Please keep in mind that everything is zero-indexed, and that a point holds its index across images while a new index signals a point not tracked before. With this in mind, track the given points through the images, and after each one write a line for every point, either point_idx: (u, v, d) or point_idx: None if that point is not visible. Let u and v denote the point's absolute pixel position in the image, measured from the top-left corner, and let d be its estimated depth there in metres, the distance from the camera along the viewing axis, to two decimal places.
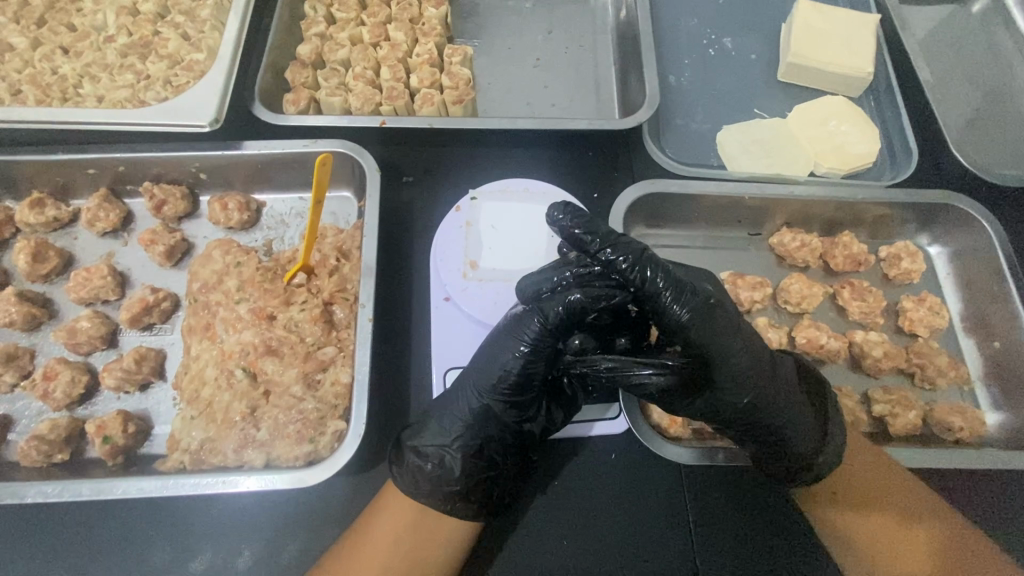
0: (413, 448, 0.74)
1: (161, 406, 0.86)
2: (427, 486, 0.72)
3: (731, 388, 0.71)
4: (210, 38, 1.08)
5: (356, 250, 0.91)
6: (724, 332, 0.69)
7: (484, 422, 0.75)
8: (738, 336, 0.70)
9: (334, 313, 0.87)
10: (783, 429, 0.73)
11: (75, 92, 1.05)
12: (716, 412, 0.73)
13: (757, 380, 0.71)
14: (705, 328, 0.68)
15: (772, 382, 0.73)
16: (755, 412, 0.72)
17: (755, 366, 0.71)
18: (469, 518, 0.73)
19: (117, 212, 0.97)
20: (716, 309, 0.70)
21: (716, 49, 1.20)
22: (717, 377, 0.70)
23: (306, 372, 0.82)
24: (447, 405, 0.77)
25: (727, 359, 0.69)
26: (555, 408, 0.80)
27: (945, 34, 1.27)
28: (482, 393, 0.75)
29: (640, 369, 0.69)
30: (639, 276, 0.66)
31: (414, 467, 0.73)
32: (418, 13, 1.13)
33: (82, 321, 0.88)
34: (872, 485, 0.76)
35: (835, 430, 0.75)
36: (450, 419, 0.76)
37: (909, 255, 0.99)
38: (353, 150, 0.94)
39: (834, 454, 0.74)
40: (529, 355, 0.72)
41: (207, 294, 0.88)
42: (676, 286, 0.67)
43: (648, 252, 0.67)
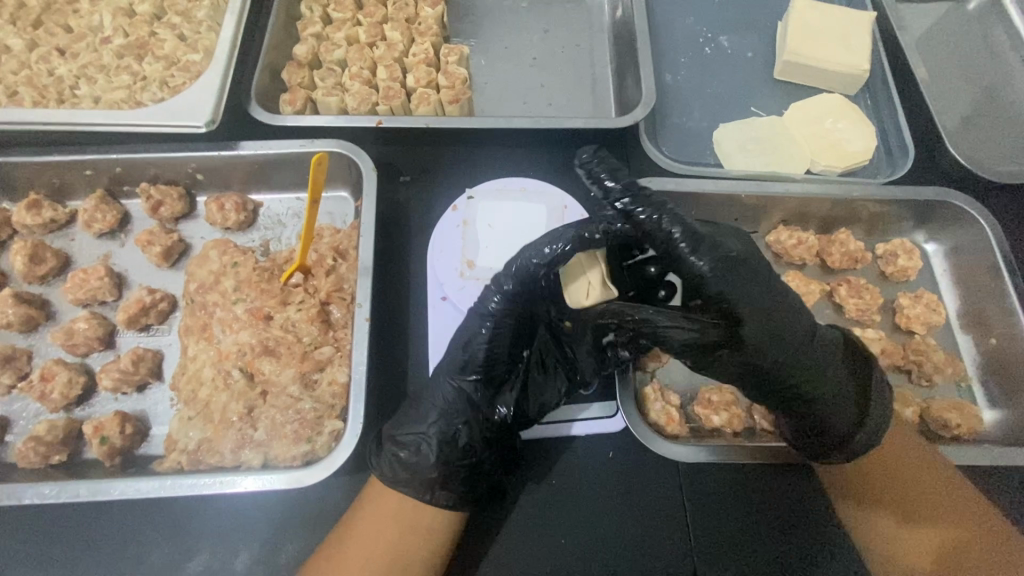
0: (392, 438, 0.75)
1: (159, 407, 0.86)
2: (407, 475, 0.73)
3: (761, 346, 0.69)
4: (206, 39, 1.08)
5: (353, 250, 0.91)
6: (761, 288, 0.68)
7: (462, 408, 0.75)
8: (774, 294, 0.69)
9: (331, 313, 0.87)
10: (816, 392, 0.73)
11: (72, 93, 1.05)
12: (753, 373, 0.72)
13: (789, 343, 0.70)
14: (733, 279, 0.66)
15: (806, 347, 0.72)
16: (781, 370, 0.71)
17: (793, 328, 0.70)
18: (448, 505, 0.73)
19: (113, 213, 0.97)
20: (746, 268, 0.68)
21: (712, 47, 1.20)
22: (750, 336, 0.68)
23: (303, 372, 0.82)
24: (426, 393, 0.78)
25: (762, 315, 0.68)
26: (534, 395, 0.79)
27: (941, 31, 1.27)
28: (453, 375, 0.76)
29: (670, 330, 0.67)
30: (656, 227, 0.65)
31: (392, 455, 0.74)
32: (414, 13, 1.13)
33: (79, 323, 0.88)
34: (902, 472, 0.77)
35: (874, 408, 0.74)
36: (428, 405, 0.76)
37: (906, 252, 0.99)
38: (350, 150, 0.94)
39: (864, 427, 0.74)
40: (495, 330, 0.74)
41: (204, 294, 0.88)
42: (696, 239, 0.65)
43: (669, 205, 0.66)
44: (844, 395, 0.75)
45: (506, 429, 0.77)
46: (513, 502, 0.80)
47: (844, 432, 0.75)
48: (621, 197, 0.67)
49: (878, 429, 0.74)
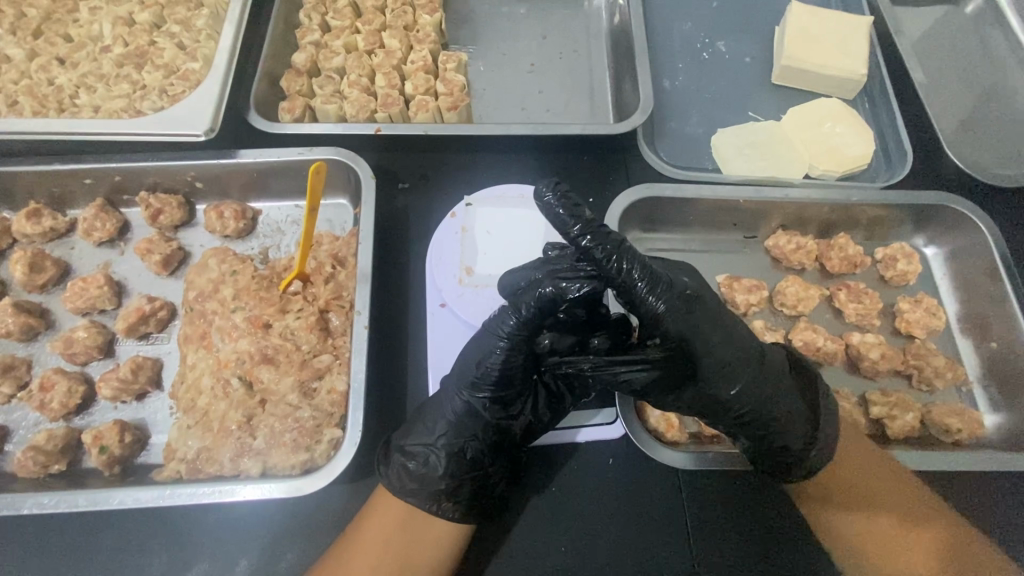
0: (400, 449, 0.76)
1: (158, 415, 0.86)
2: (414, 485, 0.73)
3: (714, 379, 0.71)
4: (205, 48, 1.09)
5: (352, 258, 0.91)
6: (706, 324, 0.70)
7: (470, 422, 0.75)
8: (721, 329, 0.71)
9: (330, 321, 0.87)
10: (772, 419, 0.73)
11: (71, 102, 1.06)
12: (708, 404, 0.74)
13: (739, 371, 0.71)
14: (683, 320, 0.68)
15: (758, 374, 0.73)
16: (736, 401, 0.72)
17: (743, 360, 0.72)
18: (455, 518, 0.73)
19: (113, 221, 0.97)
20: (692, 303, 0.70)
21: (710, 52, 1.21)
22: (700, 372, 0.71)
23: (302, 381, 0.82)
24: (435, 406, 0.78)
25: (708, 348, 0.70)
26: (544, 407, 0.79)
27: (938, 35, 1.28)
28: (462, 391, 0.75)
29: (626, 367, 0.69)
30: (613, 267, 0.66)
31: (401, 466, 0.74)
32: (412, 20, 1.13)
33: (78, 332, 0.89)
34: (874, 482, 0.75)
35: (827, 426, 0.75)
36: (435, 416, 0.77)
37: (905, 256, 0.99)
38: (348, 158, 0.94)
39: (824, 451, 0.75)
40: (508, 356, 0.72)
41: (203, 302, 0.88)
42: (652, 278, 0.67)
43: (626, 244, 0.67)
44: (802, 415, 0.75)
45: (518, 443, 0.78)
46: (519, 512, 0.80)
47: (802, 456, 0.75)
48: (579, 231, 0.68)
49: (831, 452, 0.75)
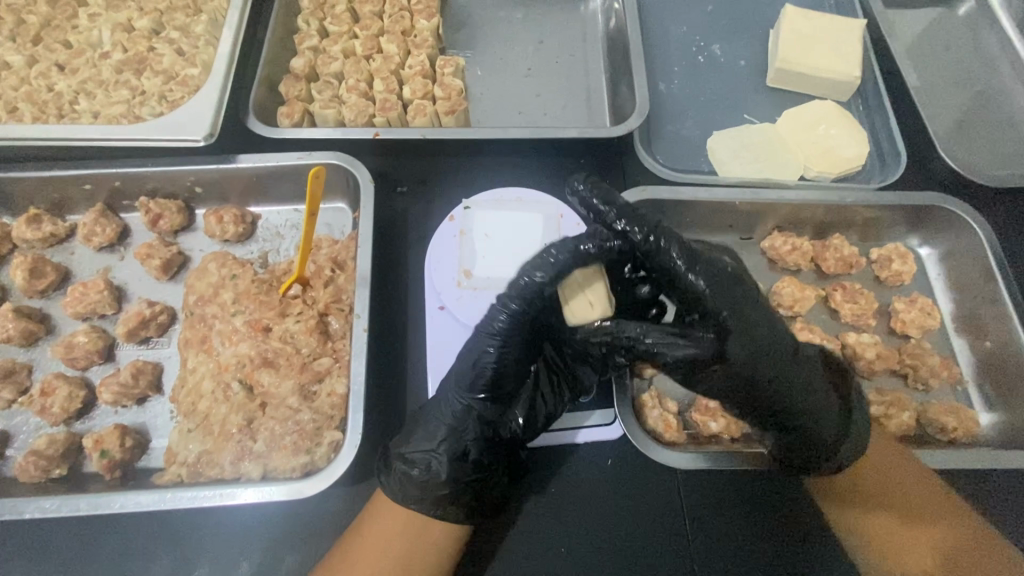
0: (400, 456, 0.75)
1: (158, 419, 0.87)
2: (416, 491, 0.74)
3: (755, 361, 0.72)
4: (204, 54, 1.09)
5: (351, 261, 0.92)
6: (746, 306, 0.72)
7: (469, 424, 0.76)
8: (760, 312, 0.73)
9: (330, 324, 0.87)
10: (805, 402, 0.76)
11: (71, 109, 1.06)
12: (744, 385, 0.74)
13: (778, 356, 0.73)
14: (726, 299, 0.69)
15: (793, 363, 0.75)
16: (774, 384, 0.73)
17: (779, 344, 0.74)
18: (458, 523, 0.74)
19: (113, 226, 0.98)
20: (733, 287, 0.71)
21: (705, 55, 1.22)
22: (740, 353, 0.71)
23: (302, 384, 0.82)
24: (433, 410, 0.78)
25: (750, 329, 0.71)
26: (540, 404, 0.79)
27: (931, 37, 1.29)
28: (462, 393, 0.75)
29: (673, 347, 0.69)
30: (656, 245, 0.68)
31: (402, 474, 0.74)
32: (410, 25, 1.14)
33: (79, 337, 0.89)
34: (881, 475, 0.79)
35: (856, 417, 0.79)
36: (433, 419, 0.77)
37: (900, 256, 1.00)
38: (347, 162, 0.95)
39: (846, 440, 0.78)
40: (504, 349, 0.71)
41: (203, 306, 0.88)
42: (693, 260, 0.69)
43: (664, 225, 0.69)
44: (828, 400, 0.78)
45: (514, 440, 0.78)
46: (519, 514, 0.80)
47: (834, 448, 0.77)
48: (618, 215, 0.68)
49: (861, 448, 0.78)
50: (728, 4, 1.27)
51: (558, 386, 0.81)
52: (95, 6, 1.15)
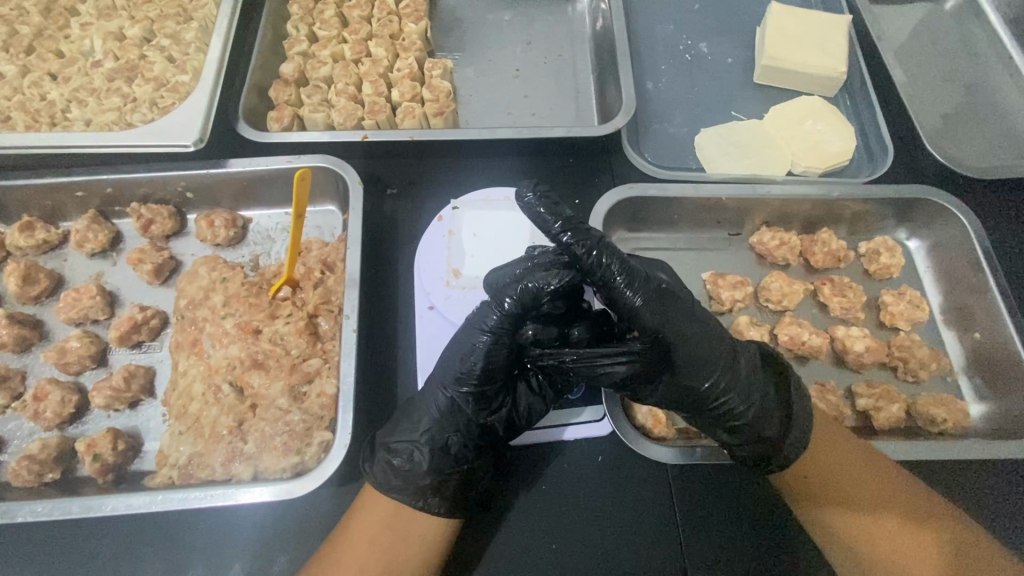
0: (385, 445, 0.76)
1: (151, 423, 0.87)
2: (399, 481, 0.74)
3: (688, 370, 0.72)
4: (195, 60, 1.11)
5: (340, 262, 0.92)
6: (682, 315, 0.72)
7: (453, 418, 0.76)
8: (696, 322, 0.73)
9: (319, 325, 0.87)
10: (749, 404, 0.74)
11: (64, 117, 1.07)
12: (686, 397, 0.74)
13: (715, 360, 0.73)
14: (662, 312, 0.70)
15: (734, 367, 0.74)
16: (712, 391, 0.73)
17: (720, 352, 0.73)
18: (442, 514, 0.74)
19: (105, 232, 0.99)
20: (670, 298, 0.72)
21: (692, 54, 1.22)
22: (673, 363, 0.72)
23: (292, 385, 0.82)
24: (418, 404, 0.79)
25: (688, 339, 0.71)
26: (532, 398, 0.80)
27: (918, 32, 1.30)
28: (447, 387, 0.76)
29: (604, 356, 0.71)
30: (591, 262, 0.69)
31: (386, 462, 0.75)
32: (399, 29, 1.15)
33: (71, 342, 0.90)
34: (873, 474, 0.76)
35: (800, 415, 0.76)
36: (420, 411, 0.78)
37: (888, 249, 1.00)
38: (335, 165, 0.97)
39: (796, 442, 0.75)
40: (488, 349, 0.73)
41: (193, 310, 0.87)
42: (630, 273, 0.70)
43: (606, 240, 0.70)
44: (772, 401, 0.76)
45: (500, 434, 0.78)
46: (507, 508, 0.81)
47: (782, 445, 0.75)
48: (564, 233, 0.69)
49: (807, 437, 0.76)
50: (715, 4, 1.28)
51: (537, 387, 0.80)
52: (88, 16, 1.17)
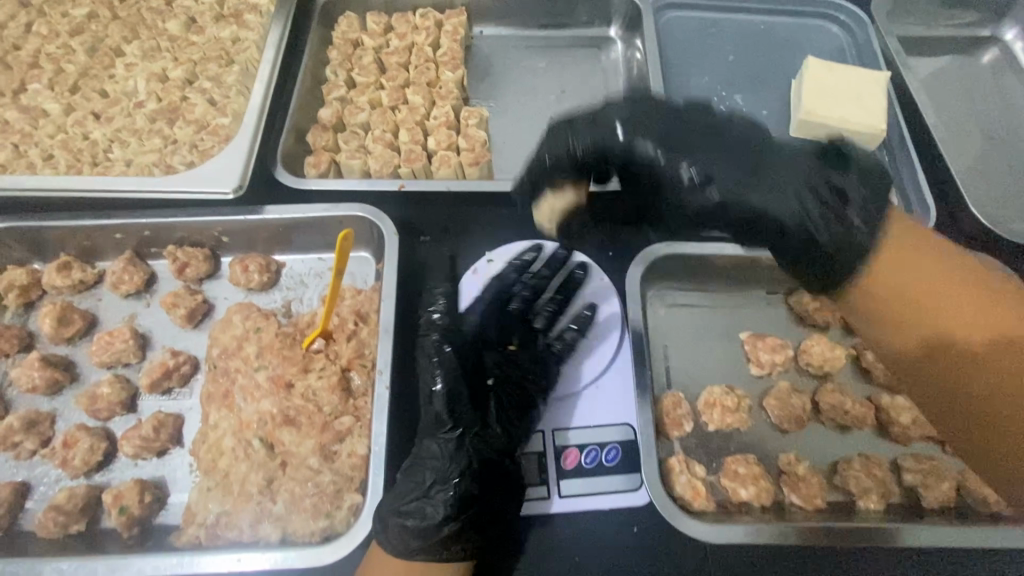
0: (398, 508, 0.73)
1: (177, 473, 0.86)
2: (416, 543, 0.71)
3: (744, 155, 0.74)
4: (236, 104, 1.12)
5: (374, 314, 0.91)
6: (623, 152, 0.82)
7: (449, 461, 0.76)
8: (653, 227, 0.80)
9: (352, 380, 0.86)
10: (812, 158, 0.74)
11: (105, 157, 1.09)
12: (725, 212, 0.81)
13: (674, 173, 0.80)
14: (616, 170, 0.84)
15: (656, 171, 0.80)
16: (749, 160, 0.74)
17: (748, 129, 0.78)
18: (463, 562, 0.73)
19: (140, 274, 0.99)
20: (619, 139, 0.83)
21: (727, 105, 1.22)
22: (656, 144, 0.79)
23: (323, 443, 0.80)
24: (422, 458, 0.77)
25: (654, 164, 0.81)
26: (522, 422, 0.82)
27: (955, 88, 1.29)
28: (432, 433, 0.79)
29: (675, 154, 0.76)
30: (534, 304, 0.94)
31: (399, 525, 0.71)
32: (435, 77, 1.17)
33: (103, 387, 0.90)
34: (919, 290, 0.67)
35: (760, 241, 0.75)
36: (419, 464, 0.77)
37: None
38: (371, 214, 0.98)
39: (795, 206, 0.71)
40: (444, 373, 0.81)
41: (226, 360, 0.87)
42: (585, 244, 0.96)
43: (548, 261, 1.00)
44: (870, 227, 0.69)
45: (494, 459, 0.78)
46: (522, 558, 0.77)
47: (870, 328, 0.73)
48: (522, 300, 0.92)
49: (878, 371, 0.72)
50: (749, 55, 1.28)
51: (516, 407, 0.82)
52: (133, 57, 1.20)
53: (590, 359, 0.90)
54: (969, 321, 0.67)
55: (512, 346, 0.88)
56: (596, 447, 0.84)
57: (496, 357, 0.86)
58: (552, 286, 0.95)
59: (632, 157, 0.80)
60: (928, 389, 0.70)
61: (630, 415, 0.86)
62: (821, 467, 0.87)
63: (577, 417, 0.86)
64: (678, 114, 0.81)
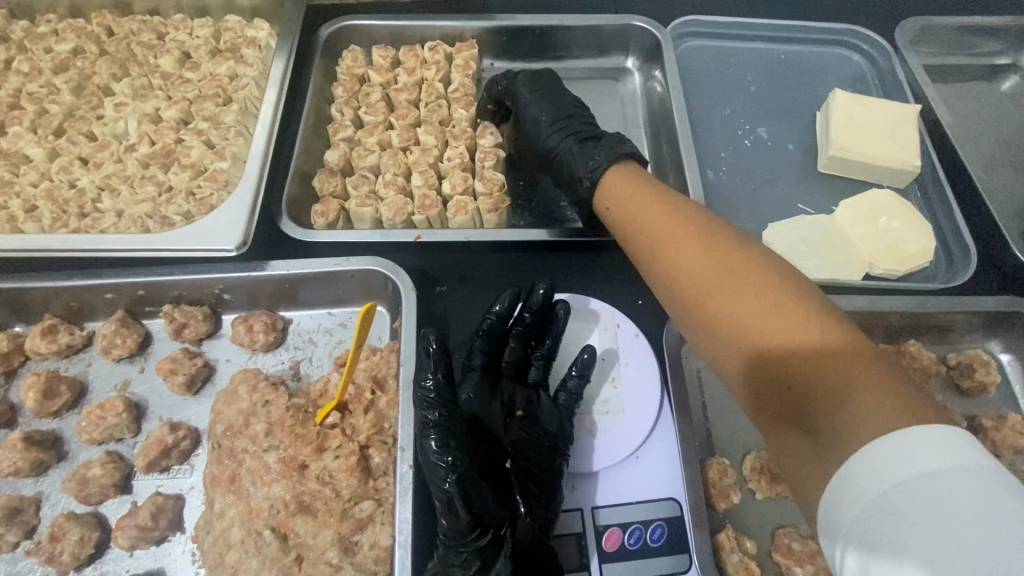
0: None
1: (179, 564, 0.78)
2: None
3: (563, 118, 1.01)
4: (235, 146, 1.05)
5: (392, 380, 0.84)
6: (534, 147, 1.03)
7: (472, 560, 0.67)
8: (540, 147, 1.01)
9: (371, 458, 0.78)
10: (591, 131, 1.00)
11: (94, 207, 1.01)
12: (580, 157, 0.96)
13: (545, 132, 1.01)
14: (526, 108, 1.04)
15: (547, 122, 1.01)
16: (569, 125, 1.00)
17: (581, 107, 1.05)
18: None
19: (134, 336, 0.91)
20: (536, 151, 1.03)
21: (752, 139, 1.17)
22: (533, 97, 1.04)
23: (343, 534, 0.72)
24: (447, 563, 0.68)
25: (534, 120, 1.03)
26: (549, 506, 0.73)
27: (980, 117, 1.26)
28: (449, 538, 0.67)
29: (532, 109, 1.03)
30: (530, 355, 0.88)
31: None
32: (447, 115, 1.11)
33: (93, 469, 0.81)
34: (658, 235, 0.78)
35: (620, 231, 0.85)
36: (445, 572, 0.67)
37: (983, 365, 0.93)
38: (387, 267, 0.90)
39: (603, 164, 0.91)
40: (458, 476, 0.66)
41: (232, 439, 0.79)
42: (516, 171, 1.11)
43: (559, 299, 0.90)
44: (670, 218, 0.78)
45: (527, 551, 0.71)
46: None
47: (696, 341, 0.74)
48: (514, 345, 0.85)
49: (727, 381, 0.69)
50: (772, 86, 1.24)
51: (539, 485, 0.73)
52: (122, 96, 1.13)
53: (630, 427, 0.83)
54: (744, 295, 0.66)
55: (519, 411, 0.78)
56: (640, 525, 0.77)
57: (506, 428, 0.76)
58: (553, 336, 0.87)
59: (532, 143, 1.03)
60: (745, 376, 0.65)
61: (674, 489, 0.80)
62: None
63: (616, 493, 0.79)
64: (556, 83, 1.08)
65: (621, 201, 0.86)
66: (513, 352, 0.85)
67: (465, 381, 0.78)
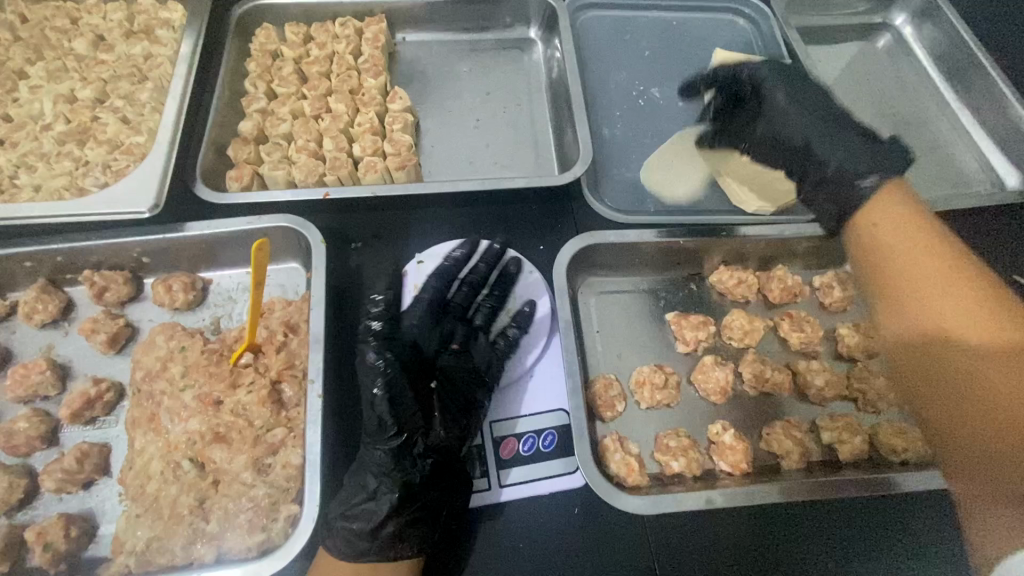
0: (343, 513, 0.75)
1: (106, 504, 0.83)
2: (364, 544, 0.73)
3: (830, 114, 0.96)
4: (150, 121, 1.09)
5: (304, 324, 0.90)
6: (783, 131, 0.97)
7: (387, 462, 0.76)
8: (802, 132, 0.95)
9: (283, 392, 0.85)
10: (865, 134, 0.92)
11: (11, 183, 1.04)
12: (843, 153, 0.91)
13: (818, 120, 0.94)
14: (791, 93, 0.98)
15: (812, 111, 0.95)
16: (850, 129, 0.93)
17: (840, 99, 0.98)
18: (413, 557, 0.75)
19: (55, 302, 0.95)
20: (791, 131, 0.96)
21: (645, 100, 1.27)
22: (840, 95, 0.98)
23: (256, 458, 0.79)
24: (363, 463, 0.78)
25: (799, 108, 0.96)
26: (465, 420, 0.81)
27: (852, 72, 1.40)
28: (373, 441, 0.77)
29: (829, 102, 0.96)
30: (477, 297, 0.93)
31: (345, 528, 0.73)
32: (358, 84, 1.18)
33: (19, 423, 0.86)
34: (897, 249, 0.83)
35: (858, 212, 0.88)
36: (361, 470, 0.78)
37: (840, 283, 1.04)
38: (296, 224, 0.95)
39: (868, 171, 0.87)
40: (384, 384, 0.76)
41: (151, 383, 0.85)
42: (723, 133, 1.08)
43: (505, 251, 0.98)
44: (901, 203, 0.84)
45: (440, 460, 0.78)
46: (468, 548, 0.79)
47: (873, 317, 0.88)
48: (461, 286, 0.91)
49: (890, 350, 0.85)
50: (664, 50, 1.34)
51: (459, 405, 0.81)
52: (37, 79, 1.16)
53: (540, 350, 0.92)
54: (947, 299, 0.78)
55: (454, 343, 0.85)
56: (533, 434, 0.86)
57: (441, 356, 0.84)
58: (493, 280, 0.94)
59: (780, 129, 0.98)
60: (904, 350, 0.81)
61: (563, 401, 0.89)
62: (748, 434, 0.92)
63: (513, 407, 0.88)
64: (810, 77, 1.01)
65: (885, 214, 0.85)
66: (461, 291, 0.90)
67: (409, 313, 0.86)
